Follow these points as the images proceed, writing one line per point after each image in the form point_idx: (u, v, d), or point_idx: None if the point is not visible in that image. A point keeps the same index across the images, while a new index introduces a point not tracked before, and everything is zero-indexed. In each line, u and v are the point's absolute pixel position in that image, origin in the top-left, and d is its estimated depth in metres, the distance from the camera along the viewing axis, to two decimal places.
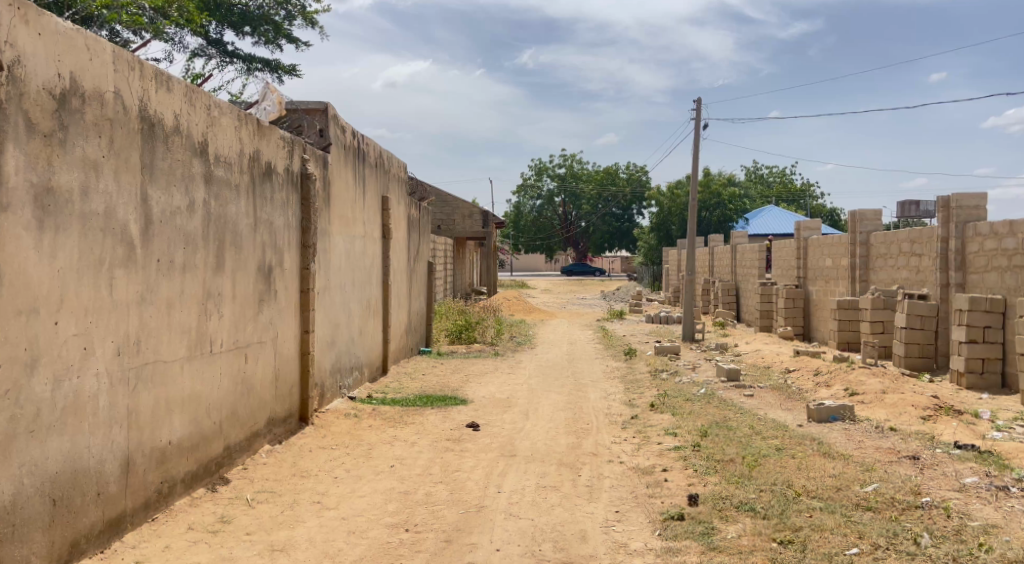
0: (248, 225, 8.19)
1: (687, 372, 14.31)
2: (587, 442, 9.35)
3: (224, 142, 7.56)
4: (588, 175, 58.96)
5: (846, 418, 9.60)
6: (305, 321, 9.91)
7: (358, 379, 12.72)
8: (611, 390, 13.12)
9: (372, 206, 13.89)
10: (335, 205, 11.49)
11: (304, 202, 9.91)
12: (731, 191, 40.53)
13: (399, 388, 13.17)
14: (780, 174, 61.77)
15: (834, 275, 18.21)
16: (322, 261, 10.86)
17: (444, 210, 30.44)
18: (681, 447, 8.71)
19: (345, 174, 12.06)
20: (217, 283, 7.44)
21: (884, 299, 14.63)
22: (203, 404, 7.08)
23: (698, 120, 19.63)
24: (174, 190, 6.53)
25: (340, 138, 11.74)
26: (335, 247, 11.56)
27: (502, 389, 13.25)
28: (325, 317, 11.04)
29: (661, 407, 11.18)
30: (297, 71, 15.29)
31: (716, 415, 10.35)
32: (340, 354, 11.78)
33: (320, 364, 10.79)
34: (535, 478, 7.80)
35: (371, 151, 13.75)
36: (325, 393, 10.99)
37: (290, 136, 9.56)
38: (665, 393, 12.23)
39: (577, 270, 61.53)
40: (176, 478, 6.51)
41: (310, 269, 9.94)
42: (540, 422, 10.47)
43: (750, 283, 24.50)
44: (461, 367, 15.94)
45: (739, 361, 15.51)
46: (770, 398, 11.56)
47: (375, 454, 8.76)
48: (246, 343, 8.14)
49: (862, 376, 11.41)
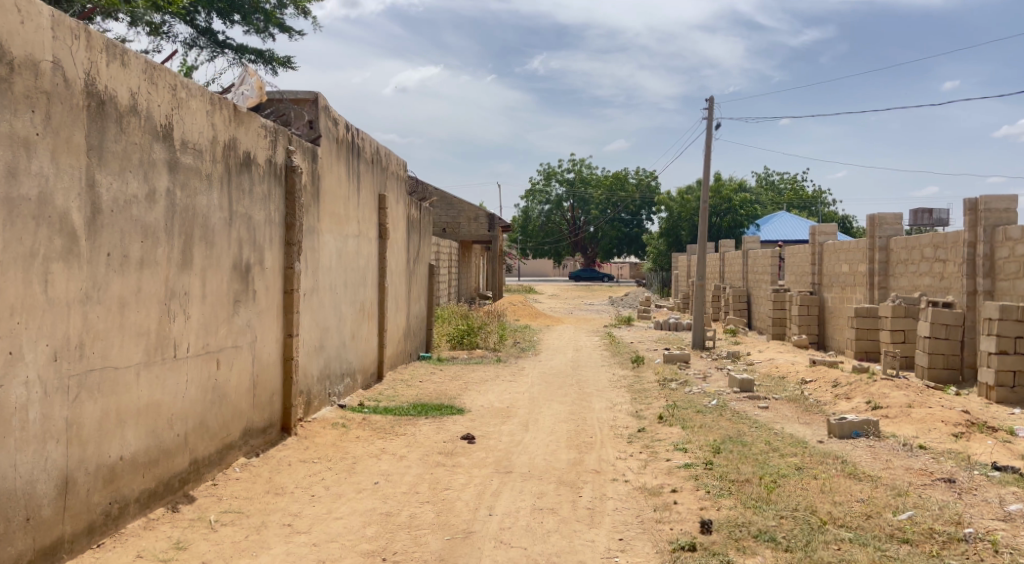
0: (222, 218, 7.53)
1: (697, 382, 13.60)
2: (590, 457, 8.65)
3: (194, 127, 6.91)
4: (596, 181, 58.41)
5: (871, 434, 8.88)
6: (289, 324, 9.23)
7: (350, 386, 12.05)
8: (617, 400, 12.40)
9: (368, 205, 13.23)
10: (325, 201, 10.85)
11: (289, 196, 9.25)
12: (741, 196, 39.86)
13: (393, 396, 12.49)
14: (791, 180, 60.99)
15: (850, 281, 17.49)
16: (309, 261, 10.19)
17: (449, 212, 29.65)
18: (691, 465, 8.01)
19: (337, 169, 11.40)
20: (185, 280, 6.78)
21: (905, 307, 13.90)
22: (165, 414, 6.41)
23: (710, 120, 18.94)
24: (130, 177, 5.88)
25: (331, 131, 11.07)
26: (325, 245, 10.89)
27: (502, 398, 12.55)
28: (313, 320, 10.39)
29: (670, 419, 10.47)
30: (292, 63, 14.63)
31: (729, 429, 9.63)
32: (330, 360, 11.13)
33: (307, 371, 10.13)
34: (531, 499, 7.11)
35: (367, 146, 13.08)
36: (312, 401, 10.32)
37: (273, 125, 8.91)
38: (674, 404, 11.50)
39: (585, 276, 60.83)
40: (129, 498, 5.86)
41: (295, 268, 9.28)
42: (540, 435, 9.77)
43: (762, 290, 23.78)
44: (461, 374, 15.27)
45: (752, 370, 14.79)
46: (786, 410, 10.85)
47: (359, 468, 8.07)
48: (219, 346, 7.47)
49: (885, 388, 10.68)
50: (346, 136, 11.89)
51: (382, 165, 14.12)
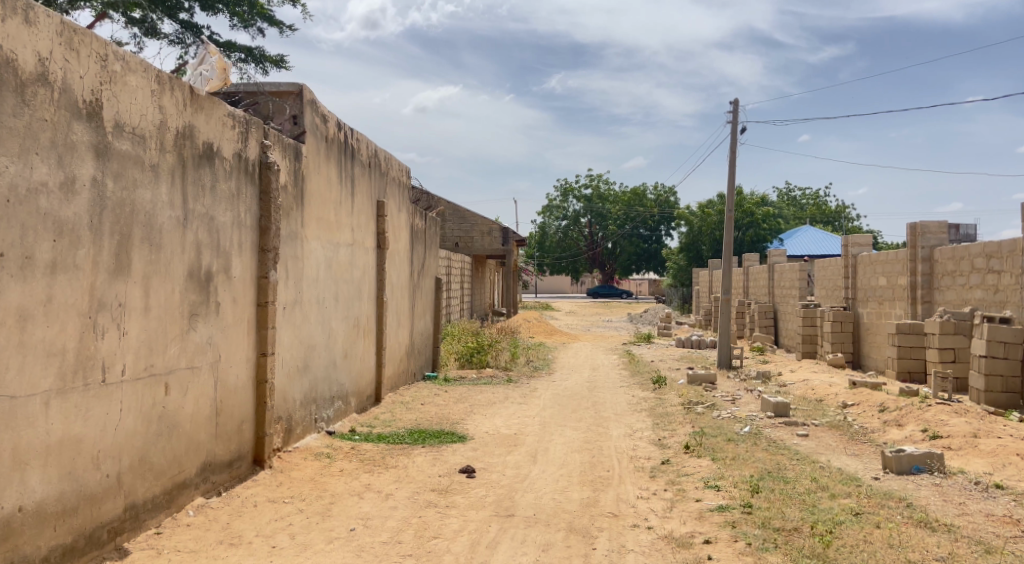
0: (174, 218, 6.35)
1: (726, 405, 12.36)
2: (607, 497, 7.45)
3: (135, 109, 5.80)
4: (615, 196, 57.36)
5: (934, 469, 7.67)
6: (262, 342, 8.10)
7: (341, 410, 10.90)
8: (637, 426, 11.19)
9: (364, 211, 12.11)
10: (311, 205, 9.74)
11: (263, 196, 8.12)
12: (764, 210, 38.68)
13: (389, 422, 11.34)
14: (813, 196, 59.61)
15: (888, 295, 16.26)
16: (290, 270, 9.07)
17: (461, 226, 28.56)
18: (725, 508, 6.82)
19: (326, 170, 10.29)
20: (120, 289, 5.63)
21: (955, 323, 12.66)
22: (87, 451, 5.28)
23: (735, 124, 17.75)
24: (33, 159, 4.85)
25: (318, 127, 9.97)
26: (310, 254, 9.76)
27: (509, 424, 11.37)
28: (295, 337, 9.27)
29: (699, 449, 9.25)
30: (286, 62, 13.44)
31: (768, 462, 8.42)
32: (316, 381, 10.00)
33: (287, 393, 9.00)
34: (535, 553, 5.94)
35: (363, 148, 11.98)
36: (293, 429, 9.18)
37: (244, 115, 7.79)
38: (701, 431, 10.29)
39: (603, 292, 59.59)
40: (33, 557, 4.84)
41: (270, 278, 8.14)
42: (551, 469, 8.61)
43: (789, 306, 22.51)
44: (467, 396, 14.12)
45: (785, 392, 13.54)
46: (829, 439, 9.63)
47: (335, 511, 6.92)
48: (169, 368, 6.30)
49: (942, 415, 9.52)
50: (338, 136, 10.78)
51: (382, 170, 13.04)
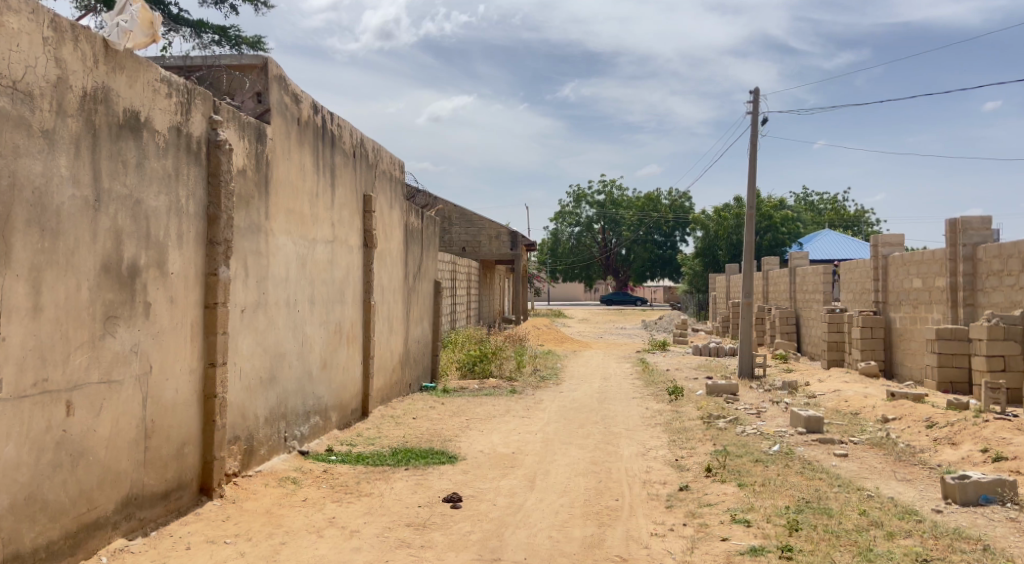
0: (80, 198, 5.18)
1: (750, 419, 11.11)
2: (614, 535, 6.25)
3: (18, 58, 4.76)
4: (628, 202, 56.14)
5: (1007, 500, 6.46)
6: (210, 350, 6.84)
7: (317, 426, 9.69)
8: (652, 443, 9.96)
9: (347, 205, 10.91)
10: (279, 194, 8.53)
11: (212, 179, 6.85)
12: (783, 213, 37.45)
13: (373, 439, 10.13)
14: (831, 200, 58.05)
15: (924, 298, 15.00)
16: (251, 268, 7.87)
17: (468, 230, 27.38)
18: (759, 551, 5.59)
19: (299, 157, 9.08)
20: None
21: (1005, 327, 11.40)
22: None
23: (755, 114, 16.45)
24: None
25: (288, 106, 8.75)
26: (278, 250, 8.56)
27: (508, 441, 10.16)
28: (258, 344, 8.07)
29: (722, 472, 8.03)
30: (264, 44, 12.32)
31: (804, 489, 7.20)
32: (286, 394, 8.81)
33: (246, 408, 7.79)
34: None
35: (346, 136, 10.77)
36: (255, 449, 7.97)
37: (188, 83, 6.51)
38: (725, 451, 9.04)
39: (617, 299, 58.36)
40: None
41: (220, 275, 6.87)
42: (551, 496, 7.42)
43: (813, 311, 21.22)
44: (466, 409, 12.93)
45: (815, 404, 12.28)
46: (873, 461, 8.40)
47: (284, 555, 5.75)
48: (72, 383, 5.14)
49: (1004, 433, 8.30)
50: (315, 119, 9.58)
51: (370, 162, 11.85)
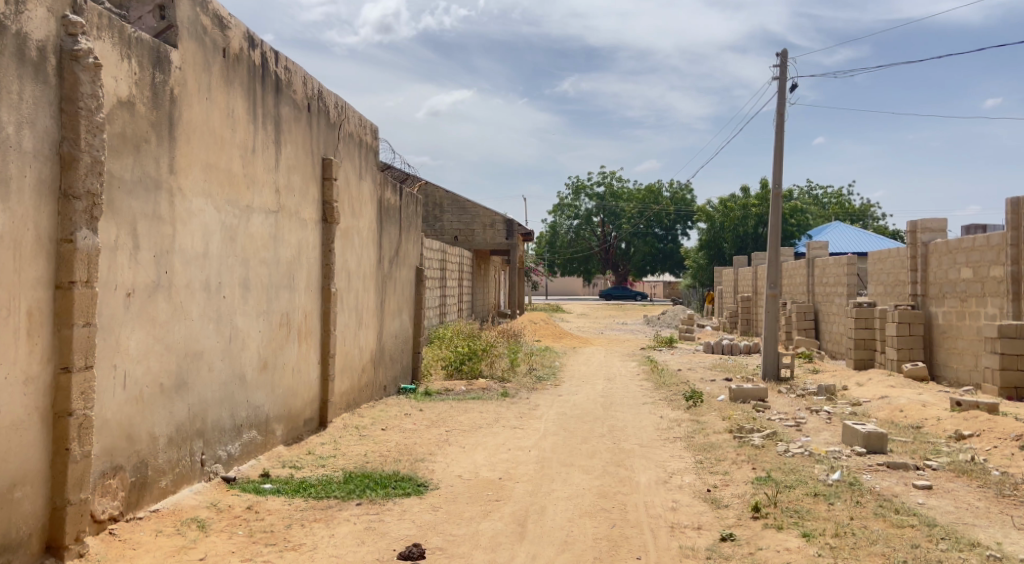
0: None
1: (791, 435, 9.07)
2: None
3: None
4: (629, 194, 54.09)
5: None
6: (64, 348, 4.70)
7: (252, 444, 7.64)
8: (675, 467, 7.90)
9: (299, 168, 8.86)
10: (193, 143, 6.48)
11: (66, 105, 4.72)
12: (792, 204, 35.40)
13: (325, 460, 8.09)
14: (837, 194, 56.02)
15: (975, 290, 12.99)
16: (145, 236, 5.82)
17: (461, 218, 25.23)
18: None
19: (225, 98, 7.03)
20: None
21: None
22: None
23: (783, 79, 14.39)
24: None
25: (209, 29, 6.69)
26: (191, 217, 6.50)
27: (494, 461, 8.14)
28: (157, 340, 6.02)
29: (775, 512, 6.04)
30: None
31: (898, 546, 5.23)
32: (204, 405, 6.76)
33: (137, 428, 5.75)
34: None
35: (299, 83, 8.73)
36: (153, 482, 5.93)
37: None
38: (772, 480, 7.02)
39: (617, 295, 56.21)
40: None
41: (79, 242, 4.73)
42: (547, 550, 5.45)
43: (834, 306, 19.22)
44: (448, 416, 10.91)
45: (863, 414, 10.27)
46: (970, 500, 6.42)
47: None
48: None
49: None
50: (251, 54, 7.52)
51: (332, 121, 9.79)
